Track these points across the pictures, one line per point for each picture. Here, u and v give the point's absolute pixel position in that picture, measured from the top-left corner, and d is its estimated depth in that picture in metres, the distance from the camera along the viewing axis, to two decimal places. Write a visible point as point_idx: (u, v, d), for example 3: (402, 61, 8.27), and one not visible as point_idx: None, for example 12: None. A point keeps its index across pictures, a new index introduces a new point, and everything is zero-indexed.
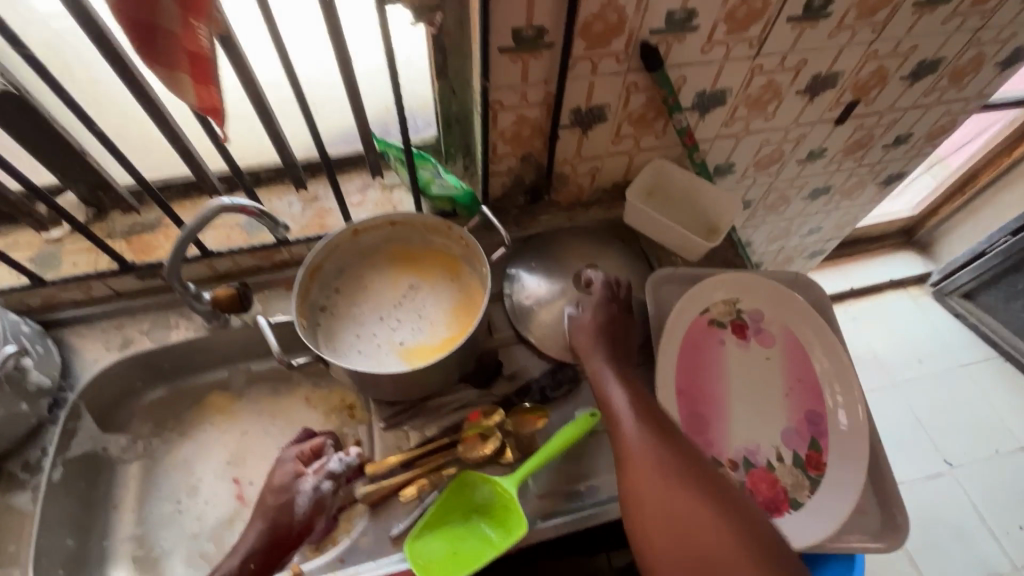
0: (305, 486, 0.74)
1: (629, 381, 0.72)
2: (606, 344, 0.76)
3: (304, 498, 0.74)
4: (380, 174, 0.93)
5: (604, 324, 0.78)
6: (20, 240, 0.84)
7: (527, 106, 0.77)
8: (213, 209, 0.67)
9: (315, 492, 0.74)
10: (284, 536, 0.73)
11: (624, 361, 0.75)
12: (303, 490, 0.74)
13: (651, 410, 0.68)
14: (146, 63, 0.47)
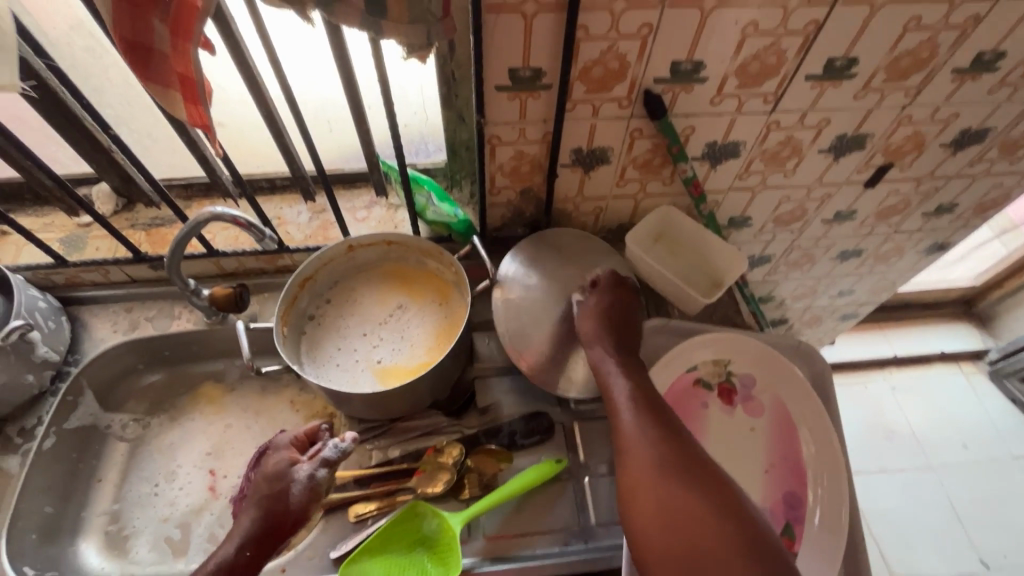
0: (300, 473, 0.68)
1: (630, 370, 0.71)
2: (611, 339, 0.74)
3: (299, 485, 0.67)
4: (385, 193, 0.96)
5: (608, 315, 0.76)
6: (55, 222, 0.92)
7: (526, 143, 0.77)
8: (204, 217, 0.73)
9: (311, 479, 0.68)
10: (274, 525, 0.66)
11: (627, 348, 0.74)
12: (296, 477, 0.68)
13: (652, 403, 0.67)
14: (141, 80, 0.50)
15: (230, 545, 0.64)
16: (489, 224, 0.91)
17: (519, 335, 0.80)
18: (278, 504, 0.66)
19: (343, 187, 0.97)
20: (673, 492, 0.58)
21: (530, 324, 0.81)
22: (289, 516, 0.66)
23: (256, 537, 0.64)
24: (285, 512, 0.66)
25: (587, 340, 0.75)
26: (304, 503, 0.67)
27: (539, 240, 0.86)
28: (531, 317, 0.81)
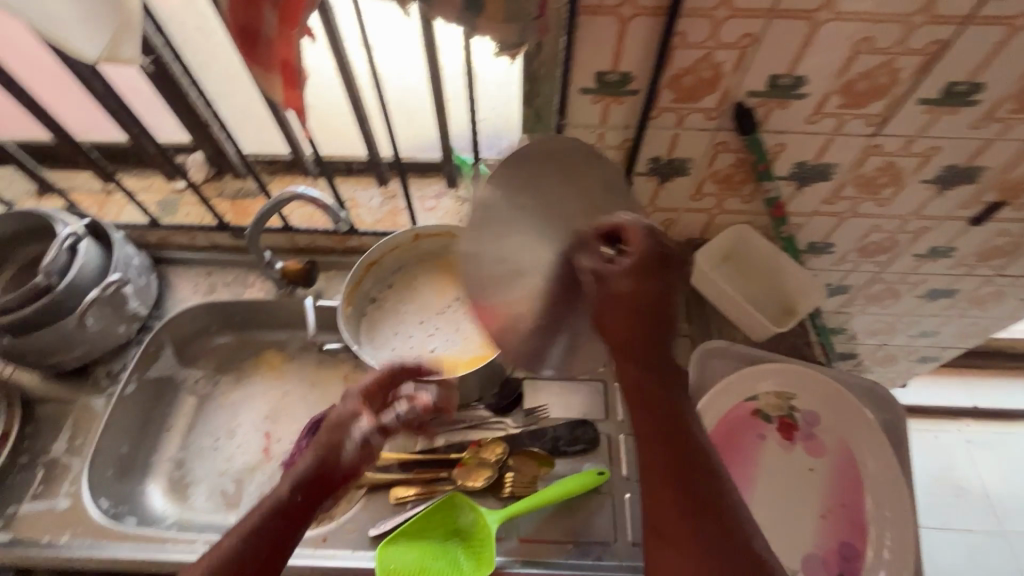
0: (359, 430, 0.64)
1: (639, 373, 0.51)
2: (633, 329, 0.51)
3: (356, 441, 0.63)
4: (455, 184, 0.97)
5: (635, 301, 0.51)
6: (152, 184, 0.98)
7: (603, 148, 0.75)
8: (287, 197, 0.77)
9: (367, 438, 0.64)
10: (325, 479, 0.60)
11: (659, 344, 0.51)
12: (353, 432, 0.64)
13: (670, 400, 0.50)
14: (247, 63, 0.53)
15: (284, 489, 0.57)
16: None
17: (477, 285, 0.59)
18: (336, 457, 0.62)
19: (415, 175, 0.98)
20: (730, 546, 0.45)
21: (504, 267, 0.59)
22: (344, 474, 0.62)
23: (308, 492, 0.58)
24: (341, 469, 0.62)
25: (606, 329, 0.52)
26: (357, 464, 0.63)
27: (551, 149, 0.60)
28: (474, 258, 0.59)
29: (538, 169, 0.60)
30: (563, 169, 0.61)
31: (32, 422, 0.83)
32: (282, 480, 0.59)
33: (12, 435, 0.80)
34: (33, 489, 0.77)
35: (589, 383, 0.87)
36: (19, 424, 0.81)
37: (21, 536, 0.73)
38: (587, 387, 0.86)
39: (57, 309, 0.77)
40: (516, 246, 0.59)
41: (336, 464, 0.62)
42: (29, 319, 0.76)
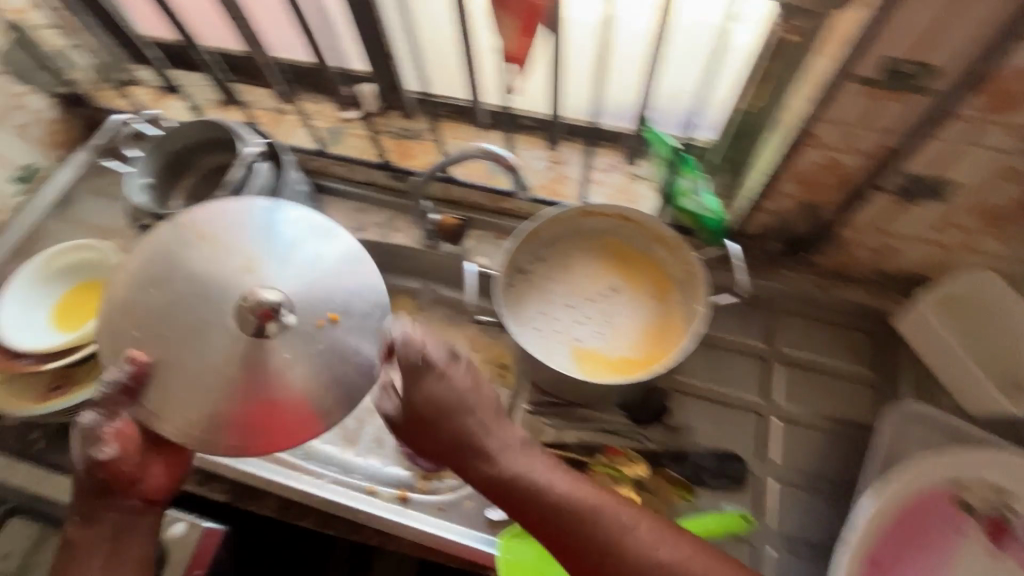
0: (85, 416, 0.50)
1: (475, 476, 0.55)
2: (434, 440, 0.56)
3: (91, 450, 0.50)
4: (632, 160, 0.86)
5: (417, 416, 0.56)
6: (322, 110, 0.97)
7: (848, 152, 0.61)
8: (474, 151, 0.69)
9: (91, 431, 0.51)
10: (114, 496, 0.52)
11: (430, 433, 0.56)
12: (91, 425, 0.50)
13: (517, 481, 0.54)
14: None
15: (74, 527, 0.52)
16: (743, 228, 0.78)
17: (152, 336, 0.51)
18: (97, 470, 0.50)
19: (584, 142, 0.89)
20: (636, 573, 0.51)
21: (158, 330, 0.50)
22: (140, 498, 0.53)
23: (86, 511, 0.52)
24: (123, 493, 0.52)
25: (427, 454, 0.57)
26: (151, 480, 0.54)
27: (240, 215, 0.55)
28: (128, 301, 0.52)
29: (270, 244, 0.53)
30: (301, 268, 0.53)
31: None
32: (99, 520, 0.52)
33: None
34: None
35: (744, 414, 0.77)
36: None
37: None
38: (741, 418, 0.76)
39: None
40: (195, 312, 0.50)
41: (109, 479, 0.51)
42: None
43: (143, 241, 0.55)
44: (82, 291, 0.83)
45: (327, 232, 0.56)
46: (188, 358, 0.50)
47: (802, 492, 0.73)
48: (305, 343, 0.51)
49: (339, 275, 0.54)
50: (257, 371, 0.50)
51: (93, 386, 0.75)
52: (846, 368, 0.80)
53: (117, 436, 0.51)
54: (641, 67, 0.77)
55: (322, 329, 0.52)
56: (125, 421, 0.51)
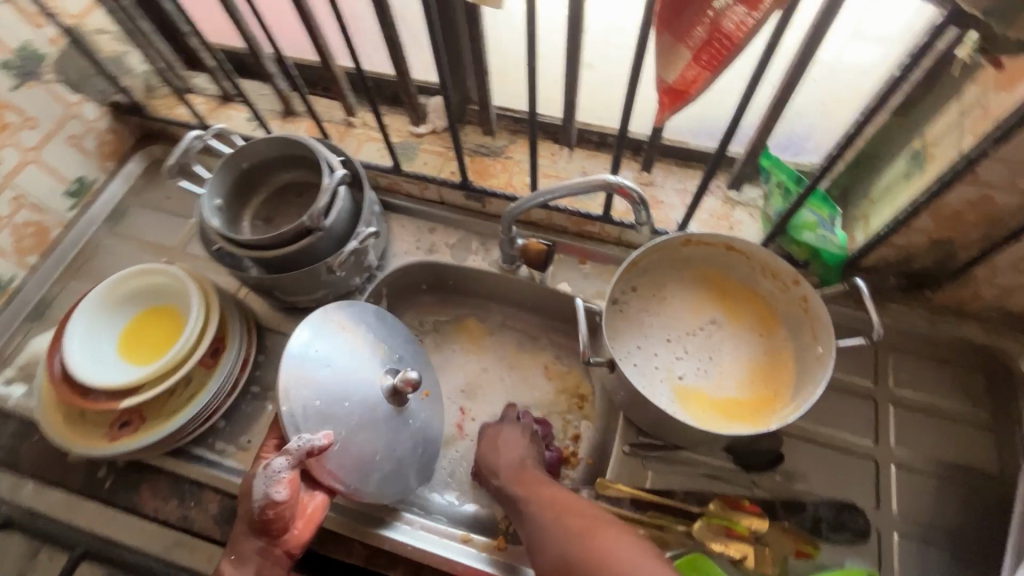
0: (274, 460, 0.60)
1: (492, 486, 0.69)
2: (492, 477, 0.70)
3: (268, 491, 0.59)
4: (735, 184, 0.80)
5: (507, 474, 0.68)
6: (393, 124, 0.92)
7: (1009, 190, 0.57)
8: (599, 184, 0.64)
9: (269, 487, 0.59)
10: (271, 535, 0.60)
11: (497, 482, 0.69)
12: (275, 471, 0.59)
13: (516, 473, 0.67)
14: (659, 29, 0.43)
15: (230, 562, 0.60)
16: (862, 261, 0.73)
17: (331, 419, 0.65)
18: (266, 511, 0.59)
19: (676, 162, 0.84)
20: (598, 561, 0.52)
21: (338, 403, 0.66)
22: (285, 546, 0.61)
23: (246, 541, 0.61)
24: (276, 535, 0.61)
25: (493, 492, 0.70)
26: (298, 530, 0.62)
27: (351, 320, 0.71)
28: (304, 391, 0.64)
29: (386, 332, 0.74)
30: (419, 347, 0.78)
31: (265, 350, 0.84)
32: (244, 556, 0.60)
33: (248, 360, 0.79)
34: (263, 420, 0.78)
35: (856, 460, 0.72)
36: (254, 349, 0.80)
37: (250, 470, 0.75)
38: (853, 464, 0.72)
39: (311, 253, 0.75)
40: (358, 391, 0.67)
41: (271, 520, 0.59)
42: (284, 258, 0.74)
43: (298, 332, 0.67)
44: (150, 318, 0.78)
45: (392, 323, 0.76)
46: (355, 424, 0.66)
47: (927, 547, 0.68)
48: (417, 416, 0.73)
49: (420, 362, 0.76)
50: (395, 437, 0.69)
51: (172, 422, 0.71)
52: (961, 412, 0.74)
53: (290, 485, 0.60)
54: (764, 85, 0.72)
55: (421, 401, 0.74)
56: (296, 471, 0.61)
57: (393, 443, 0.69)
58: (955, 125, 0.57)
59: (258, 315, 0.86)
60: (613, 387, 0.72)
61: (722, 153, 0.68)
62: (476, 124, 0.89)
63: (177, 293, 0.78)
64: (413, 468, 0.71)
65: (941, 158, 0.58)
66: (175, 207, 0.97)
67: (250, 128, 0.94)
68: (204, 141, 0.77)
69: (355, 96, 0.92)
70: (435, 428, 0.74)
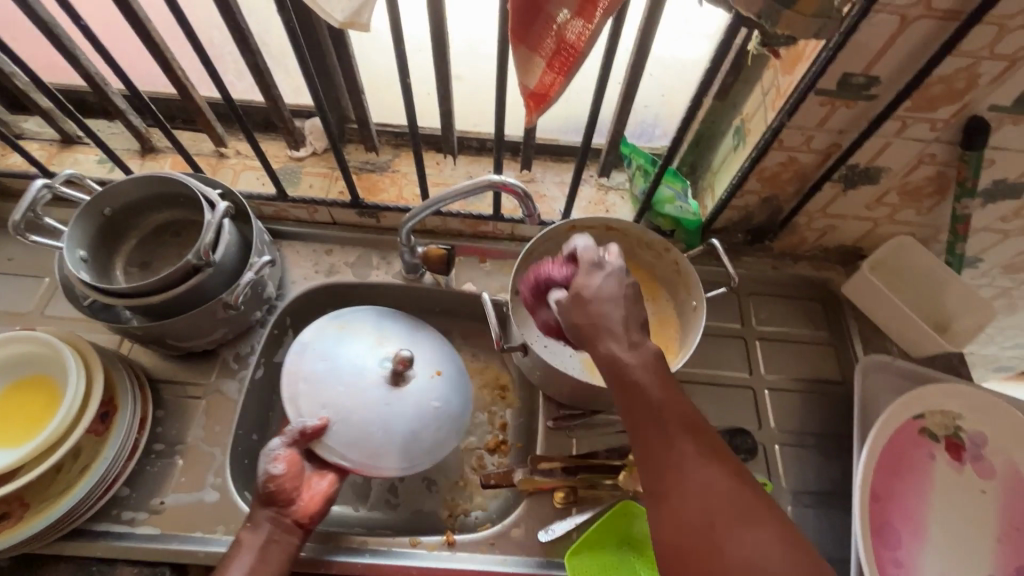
0: (272, 441, 0.66)
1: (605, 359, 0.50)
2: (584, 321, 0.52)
3: (266, 467, 0.64)
4: (604, 172, 0.90)
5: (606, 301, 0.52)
6: (270, 150, 0.90)
7: (806, 151, 0.71)
8: (484, 185, 0.69)
9: (268, 462, 0.64)
10: (275, 510, 0.64)
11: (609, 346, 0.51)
12: (272, 449, 0.65)
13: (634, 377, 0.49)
14: (514, 43, 0.48)
15: (240, 534, 0.63)
16: (715, 223, 0.86)
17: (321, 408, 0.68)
18: (265, 486, 0.64)
19: (550, 158, 0.92)
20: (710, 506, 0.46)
21: (326, 395, 0.68)
22: (291, 518, 0.64)
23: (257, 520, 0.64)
24: (280, 508, 0.64)
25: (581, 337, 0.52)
26: (303, 503, 0.65)
27: (347, 319, 0.75)
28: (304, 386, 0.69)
29: (387, 324, 0.76)
30: (432, 332, 0.78)
31: (164, 405, 0.78)
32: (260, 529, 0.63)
33: (146, 418, 0.73)
34: (174, 478, 0.73)
35: (738, 391, 0.85)
36: (149, 406, 0.75)
37: (168, 533, 0.69)
38: (736, 395, 0.84)
39: (201, 292, 0.71)
40: (354, 377, 0.70)
41: (272, 494, 0.63)
42: (170, 302, 0.69)
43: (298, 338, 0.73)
44: (13, 393, 0.70)
45: (402, 317, 0.77)
46: (354, 406, 0.68)
47: (801, 450, 0.82)
48: (427, 396, 0.71)
49: (430, 347, 0.75)
50: (399, 417, 0.68)
51: (63, 501, 0.65)
52: (808, 335, 0.90)
53: (286, 461, 0.65)
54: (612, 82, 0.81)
55: (434, 379, 0.72)
56: (293, 450, 0.66)
57: (399, 423, 0.68)
58: (760, 104, 0.70)
59: (148, 368, 0.79)
60: (529, 370, 0.78)
61: (589, 145, 0.76)
62: (358, 142, 0.90)
63: (47, 360, 0.70)
64: (426, 447, 0.69)
65: (755, 131, 0.71)
66: (21, 268, 0.86)
67: (104, 171, 0.86)
68: (55, 189, 0.70)
69: (223, 126, 0.89)
70: (454, 405, 0.71)
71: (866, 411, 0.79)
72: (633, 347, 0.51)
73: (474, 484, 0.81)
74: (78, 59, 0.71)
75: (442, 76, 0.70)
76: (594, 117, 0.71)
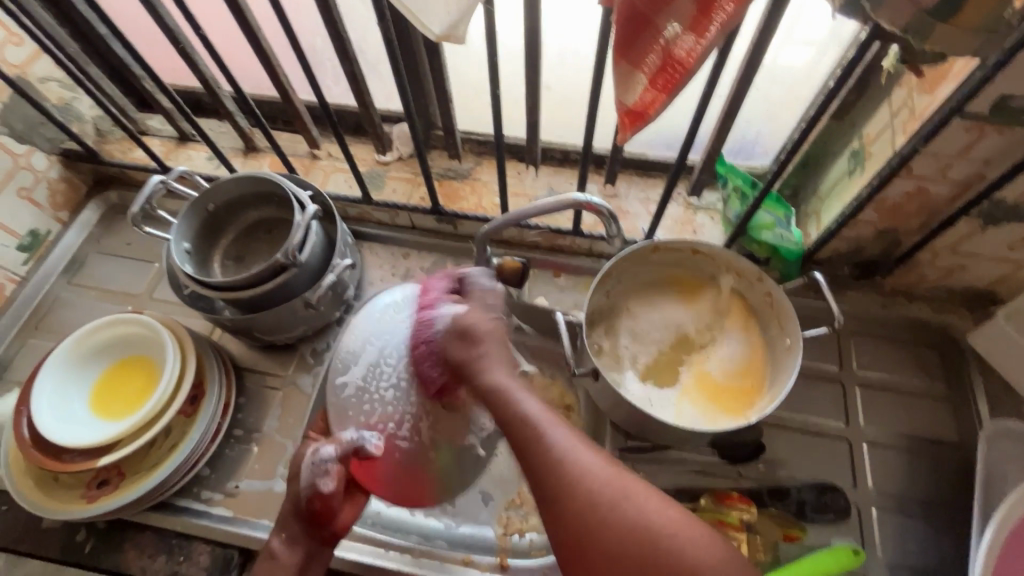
0: (324, 448, 0.59)
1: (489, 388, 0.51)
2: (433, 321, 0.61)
3: (315, 481, 0.58)
4: (694, 191, 0.85)
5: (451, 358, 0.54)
6: (359, 153, 0.92)
7: (938, 181, 0.62)
8: (568, 202, 0.66)
9: (317, 474, 0.59)
10: (318, 524, 0.59)
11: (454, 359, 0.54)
12: (324, 460, 0.59)
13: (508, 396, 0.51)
14: (616, 59, 0.44)
15: (278, 542, 0.58)
16: (817, 254, 0.78)
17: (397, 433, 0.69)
18: (311, 503, 0.58)
19: (636, 173, 0.87)
20: (606, 512, 0.42)
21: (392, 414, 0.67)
22: (332, 532, 0.60)
23: (289, 532, 0.59)
24: (325, 524, 0.59)
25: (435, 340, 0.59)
26: (344, 517, 0.61)
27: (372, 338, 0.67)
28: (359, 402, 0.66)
29: None
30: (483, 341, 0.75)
31: (245, 392, 0.82)
32: (293, 543, 0.58)
33: (229, 403, 0.77)
34: (249, 463, 0.77)
35: (830, 441, 0.76)
36: (233, 392, 0.79)
37: (239, 516, 0.73)
38: (828, 446, 0.76)
39: (285, 290, 0.74)
40: None
41: (318, 511, 0.59)
42: (259, 297, 0.73)
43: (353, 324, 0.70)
44: (122, 370, 0.76)
45: None
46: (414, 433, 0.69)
47: (903, 518, 0.72)
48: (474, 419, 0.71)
49: None
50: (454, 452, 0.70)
51: (153, 475, 0.70)
52: (919, 386, 0.79)
53: (339, 477, 0.60)
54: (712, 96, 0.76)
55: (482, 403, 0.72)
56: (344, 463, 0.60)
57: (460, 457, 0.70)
58: (886, 126, 0.62)
59: (234, 356, 0.84)
60: (598, 395, 0.74)
61: (683, 163, 0.71)
62: (442, 149, 0.91)
63: (148, 342, 0.76)
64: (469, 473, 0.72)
65: (878, 156, 0.63)
66: (137, 253, 0.95)
67: (212, 167, 0.93)
68: (167, 184, 0.76)
69: (318, 129, 0.92)
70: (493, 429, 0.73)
71: (989, 481, 0.68)
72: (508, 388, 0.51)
73: (531, 505, 0.79)
74: (195, 64, 0.77)
75: (533, 87, 0.69)
76: (692, 134, 0.66)
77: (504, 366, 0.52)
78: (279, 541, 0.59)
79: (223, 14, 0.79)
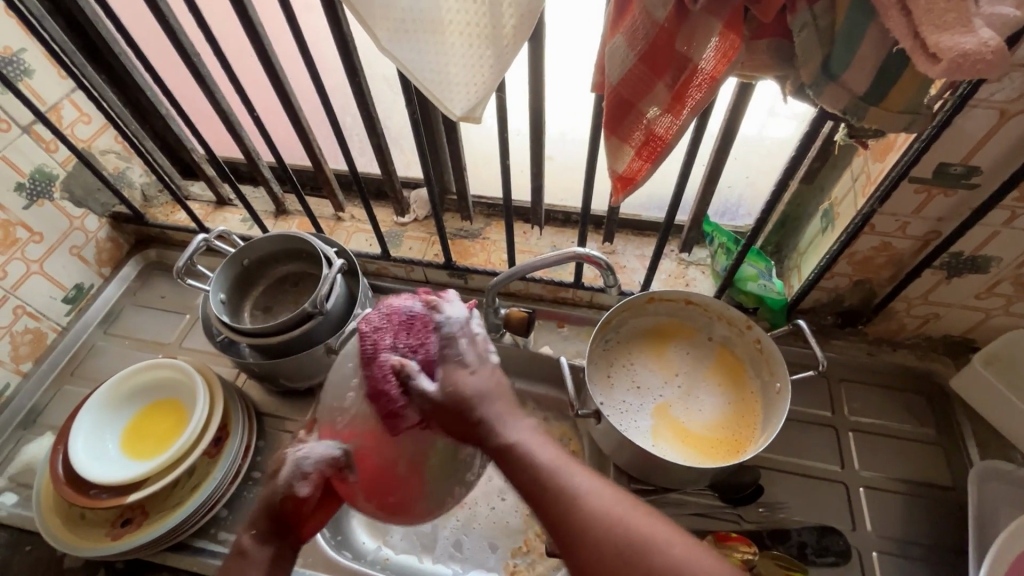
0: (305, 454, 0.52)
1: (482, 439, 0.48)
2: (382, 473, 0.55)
3: (290, 484, 0.51)
4: (685, 248, 0.93)
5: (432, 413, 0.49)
6: (379, 215, 1.02)
7: (900, 237, 0.70)
8: (571, 254, 0.74)
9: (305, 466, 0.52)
10: (288, 527, 0.53)
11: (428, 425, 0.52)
12: (305, 461, 0.52)
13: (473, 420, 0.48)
14: (606, 136, 0.53)
15: (247, 540, 0.52)
16: (801, 303, 0.84)
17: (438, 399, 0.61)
18: (284, 502, 0.52)
19: (632, 232, 0.96)
20: (601, 537, 0.42)
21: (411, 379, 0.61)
22: (299, 535, 0.54)
23: (262, 533, 0.53)
24: (292, 527, 0.53)
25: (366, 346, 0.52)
26: (315, 522, 0.55)
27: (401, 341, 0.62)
28: None
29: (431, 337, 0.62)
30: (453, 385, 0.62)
31: (264, 436, 0.86)
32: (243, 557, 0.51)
33: (250, 447, 0.80)
34: None
35: (827, 484, 0.79)
36: (254, 435, 0.82)
37: None
38: (825, 489, 0.78)
39: (309, 337, 0.80)
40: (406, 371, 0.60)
41: (290, 513, 0.52)
42: (285, 343, 0.79)
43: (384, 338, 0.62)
44: (153, 413, 0.81)
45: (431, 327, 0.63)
46: None
47: (904, 562, 0.73)
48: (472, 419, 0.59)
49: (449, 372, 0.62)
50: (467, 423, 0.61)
51: (174, 515, 0.73)
52: (911, 432, 0.82)
53: (318, 482, 0.53)
54: (695, 164, 0.86)
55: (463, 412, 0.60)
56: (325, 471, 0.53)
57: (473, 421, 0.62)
58: (848, 191, 0.70)
59: (256, 402, 0.89)
60: (600, 436, 0.78)
61: (673, 222, 0.80)
62: (455, 211, 1.00)
63: (181, 386, 0.81)
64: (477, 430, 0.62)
65: (844, 216, 0.71)
66: (170, 305, 1.02)
67: (245, 228, 1.02)
68: (208, 242, 0.84)
69: (343, 192, 1.02)
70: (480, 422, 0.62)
71: (983, 522, 0.70)
72: (524, 428, 0.49)
73: (538, 551, 0.80)
74: (242, 139, 0.88)
75: (539, 157, 0.78)
76: (679, 198, 0.75)
77: (515, 415, 0.49)
78: (249, 538, 0.52)
79: (268, 96, 0.92)
